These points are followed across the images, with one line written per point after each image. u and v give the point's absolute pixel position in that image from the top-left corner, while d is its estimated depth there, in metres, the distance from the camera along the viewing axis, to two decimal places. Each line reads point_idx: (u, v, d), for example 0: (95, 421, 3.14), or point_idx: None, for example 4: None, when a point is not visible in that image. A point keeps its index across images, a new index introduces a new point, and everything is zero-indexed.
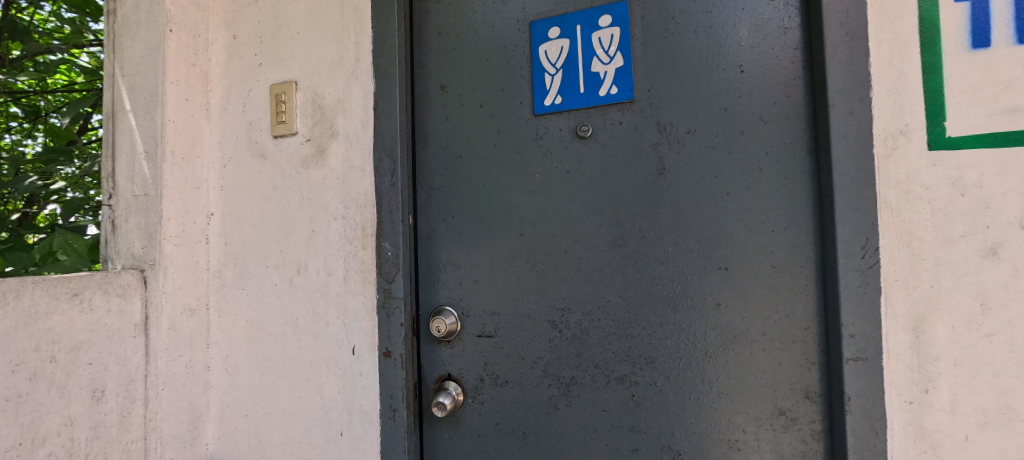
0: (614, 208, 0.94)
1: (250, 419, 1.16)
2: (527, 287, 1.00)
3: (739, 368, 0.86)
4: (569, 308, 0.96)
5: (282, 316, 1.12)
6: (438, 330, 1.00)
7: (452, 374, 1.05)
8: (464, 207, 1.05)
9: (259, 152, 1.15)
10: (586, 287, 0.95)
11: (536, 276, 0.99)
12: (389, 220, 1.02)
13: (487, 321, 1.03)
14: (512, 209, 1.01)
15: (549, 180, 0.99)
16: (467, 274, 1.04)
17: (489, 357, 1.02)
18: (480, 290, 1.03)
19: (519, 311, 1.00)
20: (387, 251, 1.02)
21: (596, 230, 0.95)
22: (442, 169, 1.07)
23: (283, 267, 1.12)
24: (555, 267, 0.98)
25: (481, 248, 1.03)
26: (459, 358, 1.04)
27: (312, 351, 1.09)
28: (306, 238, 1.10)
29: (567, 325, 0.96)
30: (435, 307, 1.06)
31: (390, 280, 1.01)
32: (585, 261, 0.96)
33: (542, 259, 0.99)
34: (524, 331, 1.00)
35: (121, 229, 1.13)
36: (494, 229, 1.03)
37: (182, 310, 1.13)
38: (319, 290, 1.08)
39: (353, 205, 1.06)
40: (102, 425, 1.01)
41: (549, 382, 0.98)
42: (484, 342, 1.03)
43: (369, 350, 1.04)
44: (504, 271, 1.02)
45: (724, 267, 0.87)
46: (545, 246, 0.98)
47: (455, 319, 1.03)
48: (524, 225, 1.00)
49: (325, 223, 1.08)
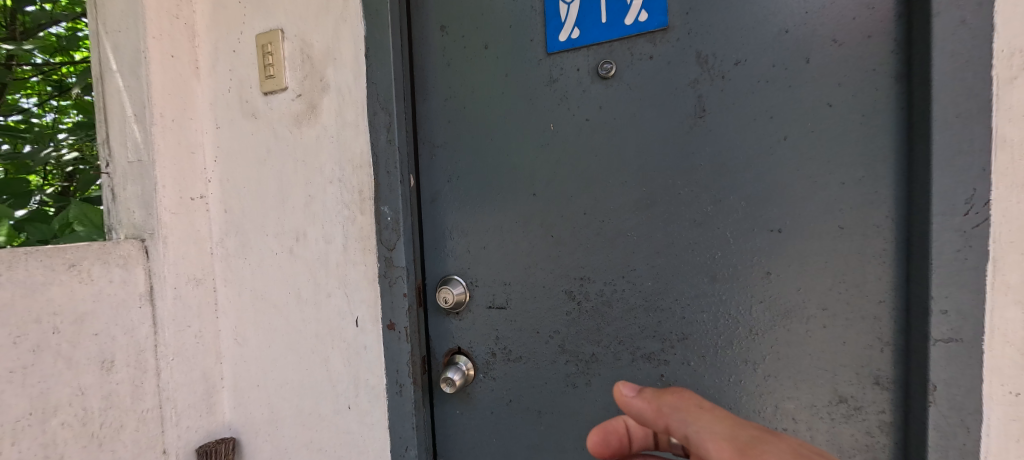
0: (641, 160, 0.79)
1: (262, 389, 1.14)
2: (540, 254, 0.88)
3: (791, 348, 0.72)
4: (589, 277, 0.84)
5: (285, 286, 1.06)
6: (445, 299, 0.93)
7: (462, 348, 0.97)
8: (470, 166, 0.93)
9: (250, 111, 1.06)
10: (607, 253, 0.83)
11: (551, 241, 0.87)
12: (386, 182, 0.91)
13: (498, 292, 0.93)
14: (524, 166, 0.88)
15: (565, 130, 0.85)
16: (476, 240, 0.94)
17: (501, 330, 0.93)
18: (490, 257, 0.93)
19: (533, 281, 0.89)
20: (385, 216, 0.92)
21: (619, 189, 0.81)
22: (445, 122, 0.95)
23: (283, 235, 1.05)
24: (572, 231, 0.85)
25: (489, 212, 0.92)
26: (469, 332, 0.96)
27: (316, 323, 1.03)
28: (303, 203, 1.02)
29: (586, 296, 0.84)
30: (442, 276, 0.97)
31: (390, 248, 0.91)
32: (607, 223, 0.82)
33: (558, 222, 0.86)
34: (538, 302, 0.89)
35: (121, 197, 1.10)
36: (504, 190, 0.90)
37: (186, 280, 1.10)
38: (320, 259, 1.01)
39: (349, 166, 0.96)
40: (115, 394, 1.01)
41: (566, 359, 0.88)
42: (495, 315, 0.93)
43: (372, 322, 0.96)
44: (515, 237, 0.90)
45: (776, 228, 0.71)
46: (560, 207, 0.86)
47: (462, 288, 0.94)
48: (537, 184, 0.87)
49: (321, 187, 0.99)
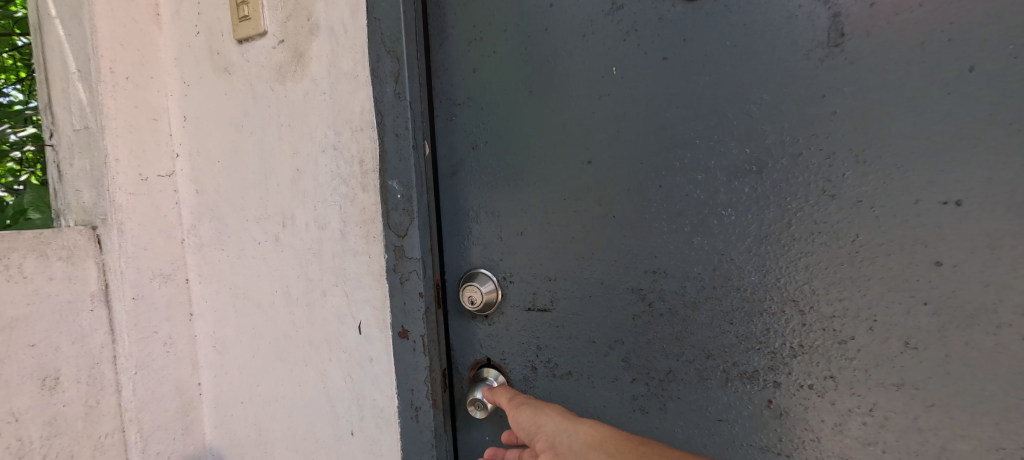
0: (744, 110, 0.57)
1: (246, 407, 0.94)
2: (597, 241, 0.67)
3: (969, 369, 0.51)
4: (666, 270, 0.63)
5: (270, 283, 0.85)
6: (472, 300, 0.73)
7: (492, 360, 0.77)
8: (502, 127, 0.72)
9: (221, 65, 0.84)
10: (693, 238, 0.61)
11: (613, 223, 0.66)
12: (394, 148, 0.70)
13: (539, 289, 0.72)
14: (575, 125, 0.67)
15: (633, 75, 0.63)
16: (510, 223, 0.73)
17: (543, 338, 0.73)
18: (529, 245, 0.72)
19: (587, 275, 0.68)
20: (393, 192, 0.70)
21: (710, 150, 0.59)
22: (469, 70, 0.73)
23: (266, 220, 0.83)
24: (643, 209, 0.64)
25: (528, 187, 0.71)
26: (501, 339, 0.76)
27: (309, 328, 0.82)
28: (289, 179, 0.80)
29: (662, 294, 0.64)
30: (467, 271, 0.77)
31: (400, 234, 0.70)
32: (693, 197, 0.60)
33: (623, 197, 0.65)
34: (594, 304, 0.68)
35: (69, 175, 0.89)
36: (548, 157, 0.69)
37: (149, 277, 0.89)
38: (311, 249, 0.79)
39: (347, 129, 0.73)
40: (61, 417, 0.82)
41: (632, 376, 0.67)
42: (536, 318, 0.73)
43: (378, 329, 0.75)
44: (563, 219, 0.69)
45: (953, 201, 0.49)
46: (627, 178, 0.64)
47: (493, 286, 0.74)
48: (594, 147, 0.66)
49: (310, 156, 0.77)
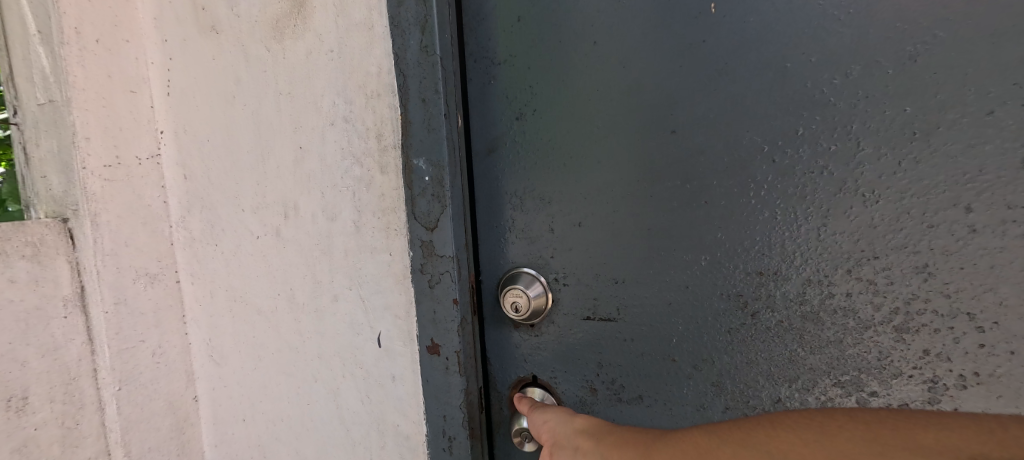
0: (901, 55, 0.43)
1: (248, 425, 0.81)
2: (684, 238, 0.54)
3: None
4: (780, 272, 0.51)
5: (271, 285, 0.72)
6: (516, 307, 0.60)
7: (538, 378, 0.64)
8: (558, 91, 0.57)
9: (206, 23, 0.69)
10: (818, 234, 0.49)
11: (706, 213, 0.53)
12: (419, 118, 0.55)
13: (602, 294, 0.59)
14: (658, 83, 0.53)
15: (740, 15, 0.49)
16: (564, 213, 0.59)
17: (606, 355, 0.60)
18: (589, 240, 0.59)
19: (668, 277, 0.56)
20: (419, 173, 0.56)
21: (848, 111, 0.46)
22: (512, 18, 0.57)
23: (264, 210, 0.70)
24: (748, 196, 0.51)
25: (591, 168, 0.57)
26: (551, 353, 0.63)
27: (318, 339, 0.69)
28: (291, 160, 0.65)
29: (773, 302, 0.52)
30: (506, 271, 0.63)
31: (430, 227, 0.56)
32: (821, 177, 0.48)
33: (718, 181, 0.52)
34: (678, 315, 0.56)
35: (36, 158, 0.76)
36: (619, 131, 0.55)
37: (133, 278, 0.76)
38: (319, 244, 0.65)
39: (359, 95, 0.58)
40: (33, 443, 0.70)
41: (724, 403, 0.56)
42: (598, 330, 0.60)
43: (403, 342, 0.62)
44: (640, 211, 0.56)
45: None
46: (726, 154, 0.51)
47: (542, 290, 0.61)
48: (681, 113, 0.52)
49: (316, 131, 0.62)
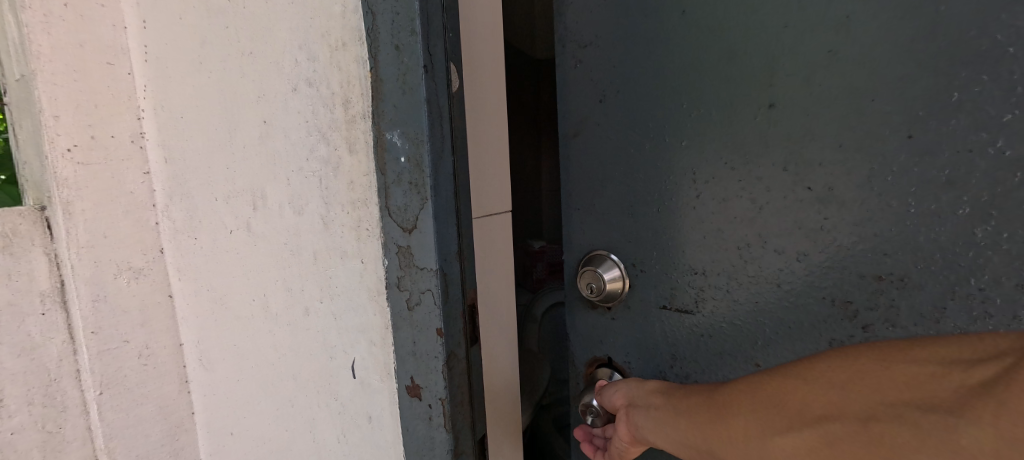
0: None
1: (237, 441, 0.72)
2: (775, 222, 0.37)
3: None
4: (914, 278, 0.32)
5: (247, 288, 0.60)
6: (588, 291, 0.47)
7: (614, 362, 0.48)
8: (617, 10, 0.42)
9: None
10: (995, 220, 0.28)
11: (796, 199, 0.35)
12: (392, 74, 0.39)
13: (675, 282, 0.42)
14: (749, 23, 0.35)
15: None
16: (632, 174, 0.43)
17: (671, 354, 0.44)
18: (653, 211, 0.43)
19: (753, 269, 0.38)
20: (394, 153, 0.40)
21: None
22: None
23: (236, 198, 0.57)
24: (867, 174, 0.32)
25: (657, 110, 0.41)
26: (618, 344, 0.47)
27: (293, 357, 0.56)
28: (256, 138, 0.52)
29: (901, 323, 0.33)
30: (580, 246, 0.48)
31: (408, 229, 0.41)
32: (1001, 149, 0.28)
33: (825, 148, 0.34)
34: (757, 325, 0.39)
35: (16, 138, 0.68)
36: (696, 64, 0.38)
37: (114, 273, 0.69)
38: (288, 244, 0.52)
39: (322, 47, 0.43)
40: (10, 448, 0.63)
41: None
42: (672, 323, 0.43)
43: (381, 377, 0.47)
44: (715, 179, 0.39)
45: None
46: (852, 99, 0.32)
47: (620, 274, 0.45)
48: (786, 61, 0.34)
49: (278, 100, 0.49)
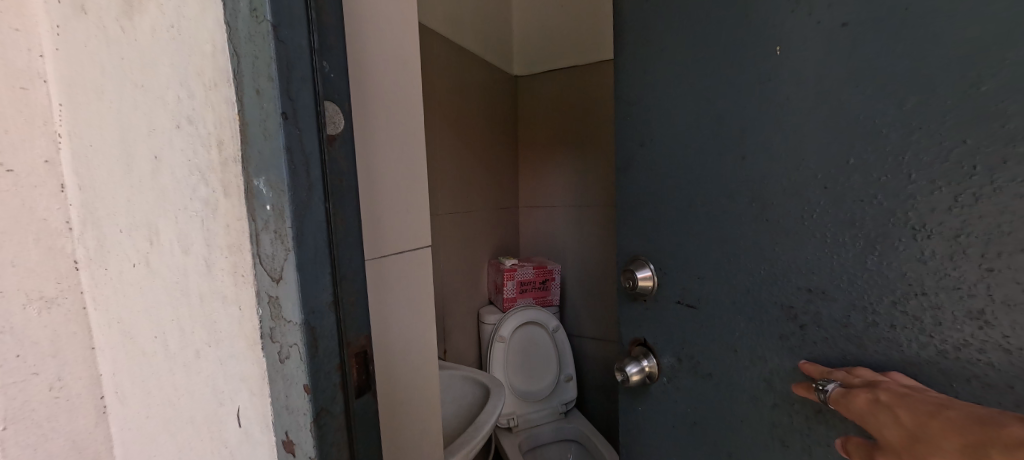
0: (969, 79, 0.43)
1: None
2: (748, 251, 0.62)
3: None
4: (829, 293, 0.55)
5: (149, 325, 0.57)
6: (630, 286, 0.76)
7: (646, 341, 0.77)
8: (662, 116, 0.70)
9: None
10: (867, 258, 0.51)
11: (761, 237, 0.60)
12: (255, 117, 0.37)
13: (691, 284, 0.69)
14: (738, 134, 0.61)
15: (805, 53, 0.54)
16: (675, 216, 0.70)
17: (688, 333, 0.71)
18: (683, 239, 0.69)
19: (744, 279, 0.63)
20: (261, 200, 0.38)
21: (898, 149, 0.48)
22: (633, 58, 0.73)
23: (136, 232, 0.55)
24: (801, 228, 0.56)
25: (683, 177, 0.68)
26: (649, 321, 0.76)
27: (188, 400, 0.54)
28: (149, 172, 0.50)
29: (823, 320, 0.56)
30: (629, 256, 0.78)
31: (276, 278, 0.39)
32: (869, 220, 0.51)
33: (780, 207, 0.58)
34: (744, 315, 0.63)
35: None
36: (706, 153, 0.65)
37: (22, 303, 0.65)
38: (178, 283, 0.50)
39: (198, 84, 0.42)
40: None
41: (774, 402, 0.61)
42: (684, 313, 0.71)
43: (261, 428, 0.45)
44: (715, 221, 0.65)
45: None
46: (787, 182, 0.57)
47: (649, 276, 0.74)
48: (757, 158, 0.59)
49: (165, 135, 0.47)
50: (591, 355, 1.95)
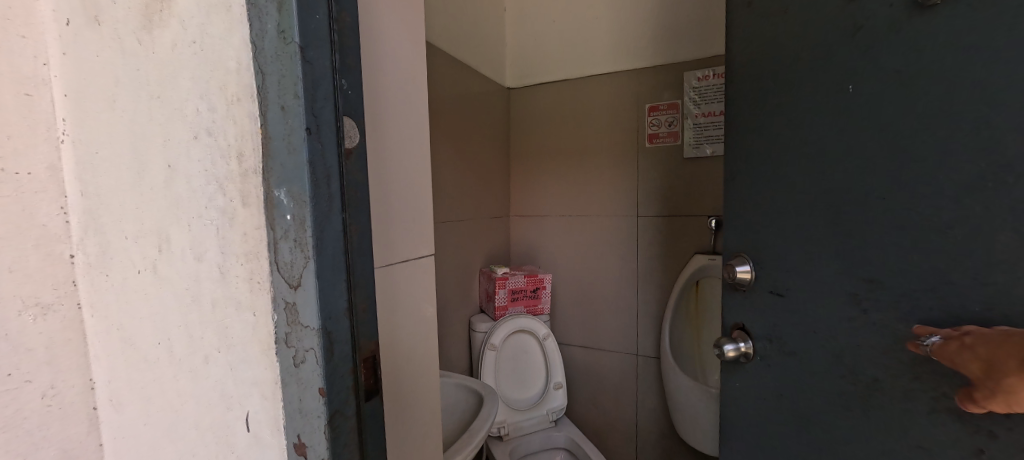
0: (984, 113, 0.56)
1: None
2: (819, 248, 0.74)
3: None
4: (879, 282, 0.67)
5: (153, 330, 0.58)
6: (731, 279, 0.89)
7: (746, 326, 0.89)
8: (758, 133, 0.84)
9: (90, 10, 0.56)
10: (911, 253, 0.63)
11: (827, 235, 0.73)
12: (280, 133, 0.39)
13: (778, 278, 0.82)
14: (811, 150, 0.74)
15: (871, 87, 0.66)
16: (767, 216, 0.83)
17: (777, 320, 0.82)
18: (772, 238, 0.82)
19: (818, 272, 0.75)
20: (281, 211, 0.40)
21: (927, 163, 0.61)
22: (741, 85, 0.87)
23: (144, 239, 0.56)
24: (857, 229, 0.69)
25: (773, 185, 0.81)
26: (746, 310, 0.88)
27: (195, 405, 0.54)
28: (162, 181, 0.52)
29: (878, 304, 0.67)
30: (732, 251, 0.91)
31: (293, 285, 0.41)
32: (912, 221, 0.63)
33: (847, 212, 0.70)
34: (819, 301, 0.75)
35: None
36: (788, 165, 0.78)
37: (19, 310, 0.60)
38: (189, 290, 0.51)
39: (220, 99, 0.43)
40: None
41: (843, 375, 0.72)
42: (775, 301, 0.82)
43: (271, 432, 0.46)
44: (796, 224, 0.77)
45: None
46: (850, 191, 0.69)
47: (747, 269, 0.86)
48: (828, 170, 0.72)
49: (182, 146, 0.48)
50: (581, 362, 1.97)
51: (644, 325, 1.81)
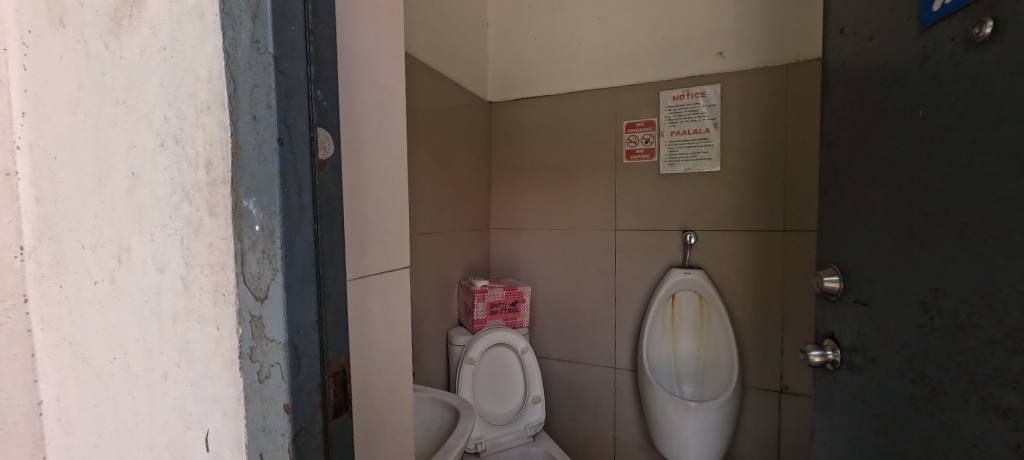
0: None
1: None
2: (893, 258, 0.75)
3: None
4: (942, 290, 0.67)
5: (108, 345, 0.55)
6: (818, 287, 0.91)
7: (835, 334, 0.89)
8: (846, 146, 0.86)
9: (55, 12, 0.54)
10: (966, 266, 0.64)
11: (898, 245, 0.74)
12: (249, 142, 0.38)
13: (862, 286, 0.82)
14: (885, 166, 0.77)
15: (935, 109, 0.68)
16: (854, 226, 0.84)
17: (862, 328, 0.82)
18: (854, 247, 0.84)
19: (895, 280, 0.75)
20: (249, 221, 0.39)
21: (974, 178, 0.63)
22: (834, 99, 0.90)
23: (102, 248, 0.53)
24: (920, 238, 0.70)
25: (861, 194, 0.82)
26: (842, 321, 0.87)
27: (151, 425, 0.52)
28: (124, 190, 0.50)
29: (943, 311, 0.67)
30: (824, 262, 0.93)
31: (260, 298, 0.40)
32: (963, 232, 0.64)
33: (916, 221, 0.71)
34: (895, 308, 0.75)
35: None
36: (870, 177, 0.80)
37: None
38: (147, 303, 0.49)
39: (189, 107, 0.43)
40: None
41: (912, 378, 0.72)
42: (860, 311, 0.82)
43: (233, 451, 0.44)
44: (878, 235, 0.78)
45: None
46: (917, 202, 0.71)
47: (835, 277, 0.87)
48: (899, 181, 0.74)
49: (148, 155, 0.47)
50: (560, 376, 1.96)
51: (620, 339, 1.82)
